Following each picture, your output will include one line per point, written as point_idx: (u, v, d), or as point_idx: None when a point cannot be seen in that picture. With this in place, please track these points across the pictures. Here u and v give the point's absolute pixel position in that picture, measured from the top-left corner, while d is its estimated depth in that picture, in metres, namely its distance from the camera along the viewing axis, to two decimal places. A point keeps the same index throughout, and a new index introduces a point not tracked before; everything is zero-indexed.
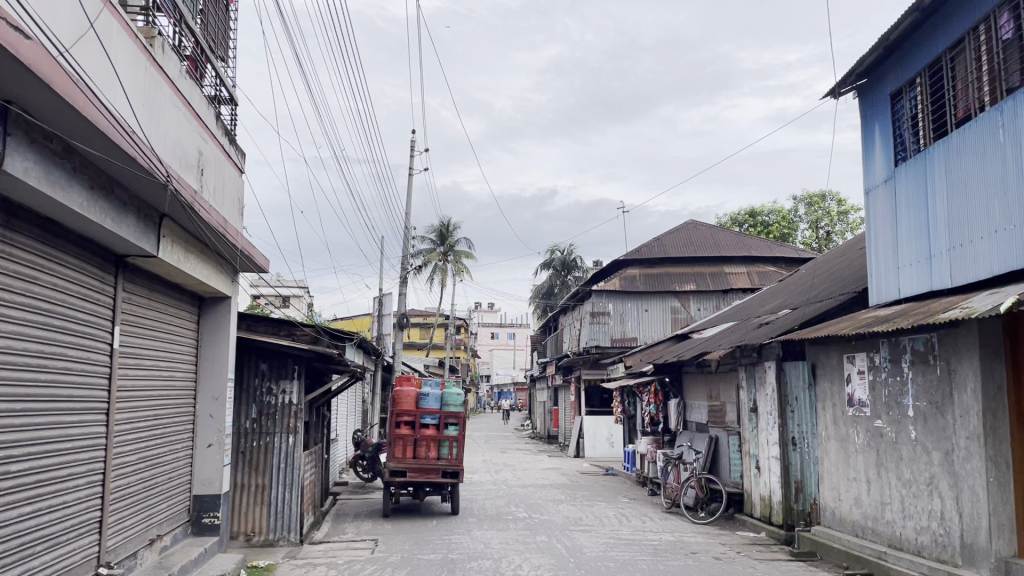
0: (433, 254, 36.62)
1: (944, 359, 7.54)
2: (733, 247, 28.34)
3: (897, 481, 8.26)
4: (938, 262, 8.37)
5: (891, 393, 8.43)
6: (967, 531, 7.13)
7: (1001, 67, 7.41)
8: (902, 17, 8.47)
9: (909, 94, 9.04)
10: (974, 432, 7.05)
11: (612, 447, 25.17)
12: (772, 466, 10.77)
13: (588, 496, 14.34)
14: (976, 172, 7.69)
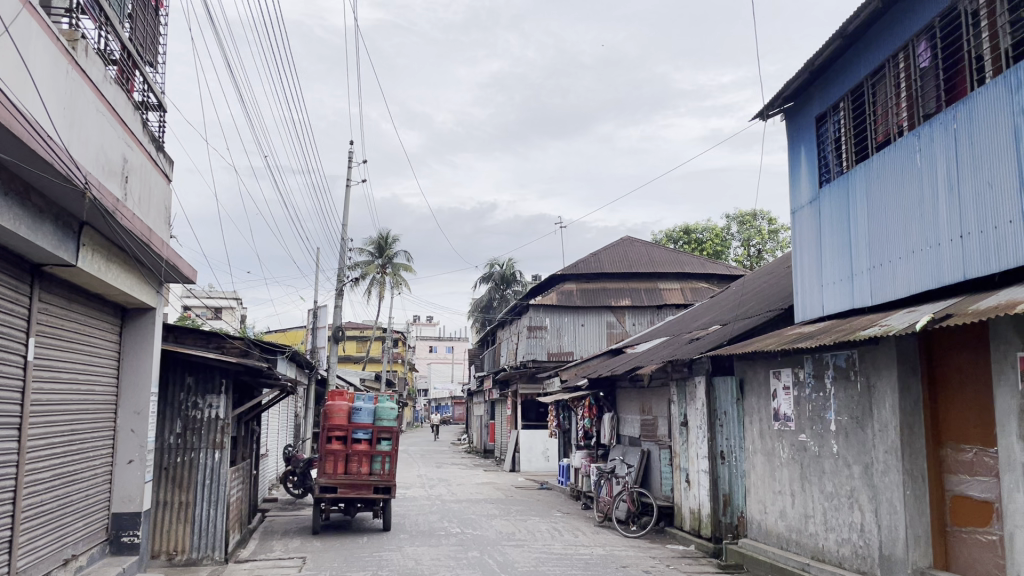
0: (370, 266, 36.24)
1: (864, 375, 7.80)
2: (668, 263, 28.81)
3: (820, 494, 8.46)
4: (858, 281, 8.66)
5: (814, 408, 8.65)
6: (885, 541, 7.35)
7: (919, 94, 7.71)
8: (828, 43, 8.75)
9: (834, 118, 9.34)
10: (892, 446, 7.28)
11: (547, 461, 25.22)
12: (701, 480, 10.94)
13: (521, 510, 14.34)
14: (894, 196, 8.00)
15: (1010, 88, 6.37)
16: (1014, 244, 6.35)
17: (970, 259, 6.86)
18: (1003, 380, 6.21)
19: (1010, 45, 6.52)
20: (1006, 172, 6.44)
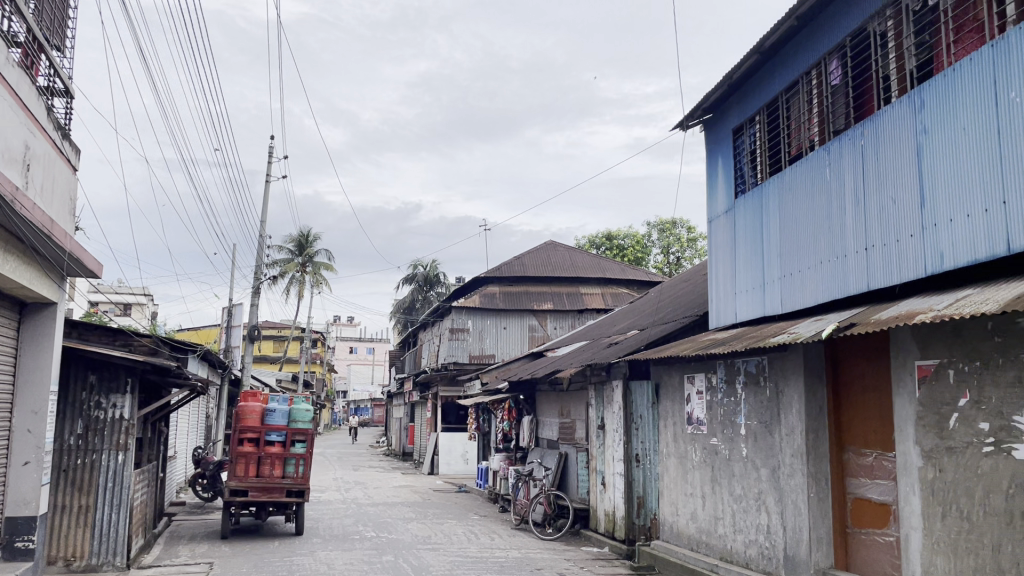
0: (290, 265, 35.55)
1: (772, 381, 8.04)
2: (590, 268, 29.13)
3: (730, 497, 8.68)
4: (769, 290, 8.93)
5: (726, 412, 8.87)
6: (790, 542, 7.58)
7: (830, 111, 8.00)
8: (745, 57, 9.00)
9: (750, 131, 9.61)
10: (798, 450, 7.52)
11: (466, 464, 25.18)
12: (616, 482, 11.08)
13: (438, 514, 14.27)
14: (805, 207, 8.28)
15: (914, 108, 6.67)
16: (914, 257, 6.65)
17: (874, 270, 7.15)
18: (902, 388, 6.51)
19: (915, 67, 6.83)
20: (909, 188, 6.74)
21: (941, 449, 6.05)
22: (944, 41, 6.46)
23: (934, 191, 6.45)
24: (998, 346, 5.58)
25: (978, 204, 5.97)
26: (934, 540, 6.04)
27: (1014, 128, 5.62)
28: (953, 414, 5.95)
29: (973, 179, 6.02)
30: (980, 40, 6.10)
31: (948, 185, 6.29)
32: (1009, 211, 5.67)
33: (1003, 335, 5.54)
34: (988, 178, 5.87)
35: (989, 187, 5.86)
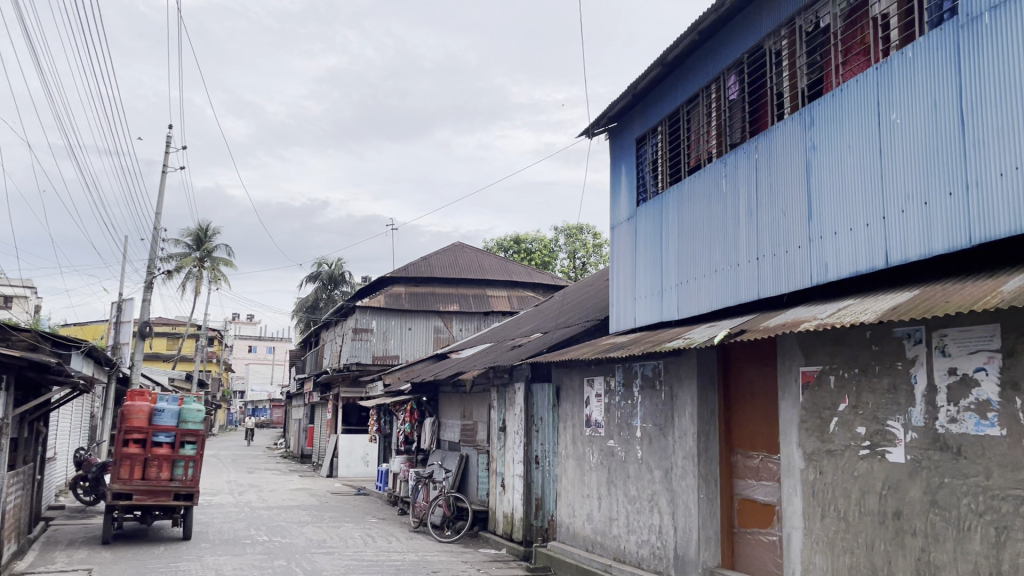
0: (187, 259, 34.29)
1: (667, 385, 8.25)
2: (496, 271, 29.21)
3: (624, 497, 8.85)
4: (666, 296, 9.15)
5: (623, 414, 9.04)
6: (680, 542, 7.79)
7: (727, 124, 8.28)
8: (649, 69, 9.22)
9: (652, 141, 9.84)
10: (690, 452, 7.74)
11: (366, 466, 24.86)
12: (515, 484, 11.14)
13: (335, 517, 14.02)
14: (702, 216, 8.54)
15: (804, 125, 6.97)
16: (801, 268, 6.94)
17: (764, 279, 7.43)
18: (787, 393, 6.80)
19: (806, 86, 7.14)
20: (798, 201, 7.04)
21: (821, 452, 6.33)
22: (834, 62, 6.78)
23: (820, 205, 6.75)
24: (875, 354, 5.88)
25: (860, 219, 6.28)
26: (814, 539, 6.31)
27: (893, 148, 5.95)
28: (833, 418, 6.24)
29: (856, 195, 6.33)
30: (866, 63, 6.43)
31: (834, 200, 6.59)
32: (887, 226, 5.99)
33: (879, 343, 5.86)
34: (870, 194, 6.19)
35: (870, 203, 6.18)
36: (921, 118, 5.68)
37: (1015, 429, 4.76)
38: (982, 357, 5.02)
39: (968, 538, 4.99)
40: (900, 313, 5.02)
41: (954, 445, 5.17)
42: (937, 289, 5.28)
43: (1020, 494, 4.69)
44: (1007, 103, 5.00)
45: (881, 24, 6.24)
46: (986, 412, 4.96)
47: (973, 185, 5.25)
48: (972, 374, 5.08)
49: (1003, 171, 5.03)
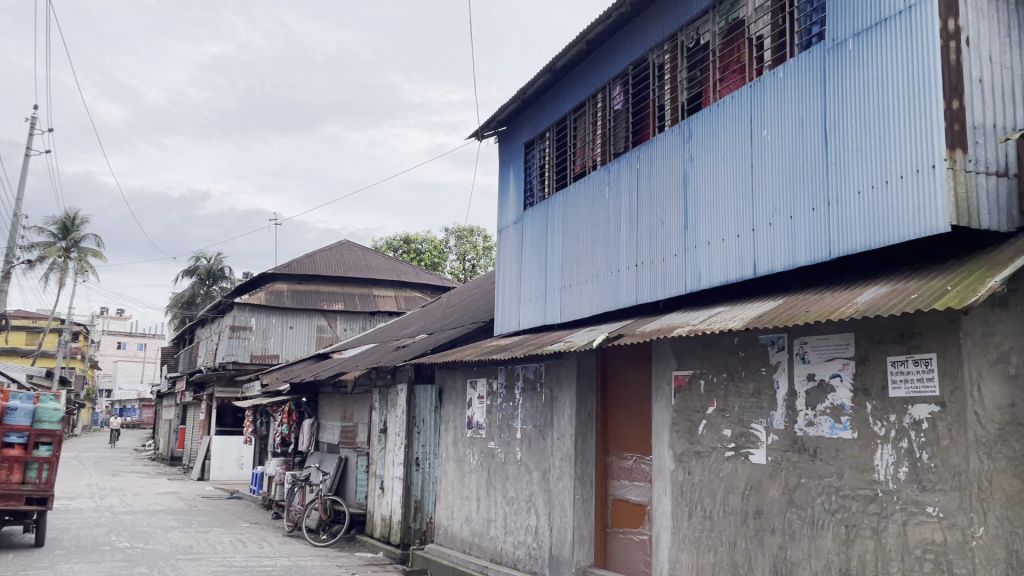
0: (51, 249, 32.25)
1: (548, 387, 8.36)
2: (383, 270, 28.84)
3: (502, 499, 8.90)
4: (549, 300, 9.28)
5: (504, 416, 9.10)
6: (555, 542, 7.89)
7: (612, 133, 8.47)
8: (538, 75, 9.32)
9: (540, 146, 9.97)
10: (567, 454, 7.86)
11: (240, 469, 24.04)
12: (394, 486, 11.02)
13: (204, 521, 13.47)
14: (585, 223, 8.70)
15: (683, 137, 7.20)
16: (676, 275, 7.17)
17: (642, 285, 7.64)
18: (661, 396, 7.02)
19: (686, 100, 7.39)
20: (675, 211, 7.27)
21: (691, 453, 6.56)
22: (712, 78, 7.04)
23: (696, 215, 7.00)
24: (742, 359, 6.15)
25: (732, 229, 6.55)
26: (681, 538, 6.53)
27: (764, 163, 6.23)
28: (702, 421, 6.48)
29: (729, 207, 6.60)
30: (741, 81, 6.71)
31: (708, 211, 6.85)
32: (756, 238, 6.26)
33: (746, 349, 6.12)
34: (741, 206, 6.46)
35: (742, 215, 6.45)
36: (790, 136, 5.97)
37: (865, 432, 5.07)
38: (838, 363, 5.33)
39: (821, 535, 5.27)
40: (765, 320, 5.26)
41: (810, 447, 5.45)
42: (799, 298, 5.56)
43: (868, 494, 4.99)
44: (867, 124, 5.31)
45: (755, 44, 6.52)
46: (839, 415, 5.26)
47: (835, 201, 5.55)
48: (828, 380, 5.38)
49: (861, 189, 5.34)
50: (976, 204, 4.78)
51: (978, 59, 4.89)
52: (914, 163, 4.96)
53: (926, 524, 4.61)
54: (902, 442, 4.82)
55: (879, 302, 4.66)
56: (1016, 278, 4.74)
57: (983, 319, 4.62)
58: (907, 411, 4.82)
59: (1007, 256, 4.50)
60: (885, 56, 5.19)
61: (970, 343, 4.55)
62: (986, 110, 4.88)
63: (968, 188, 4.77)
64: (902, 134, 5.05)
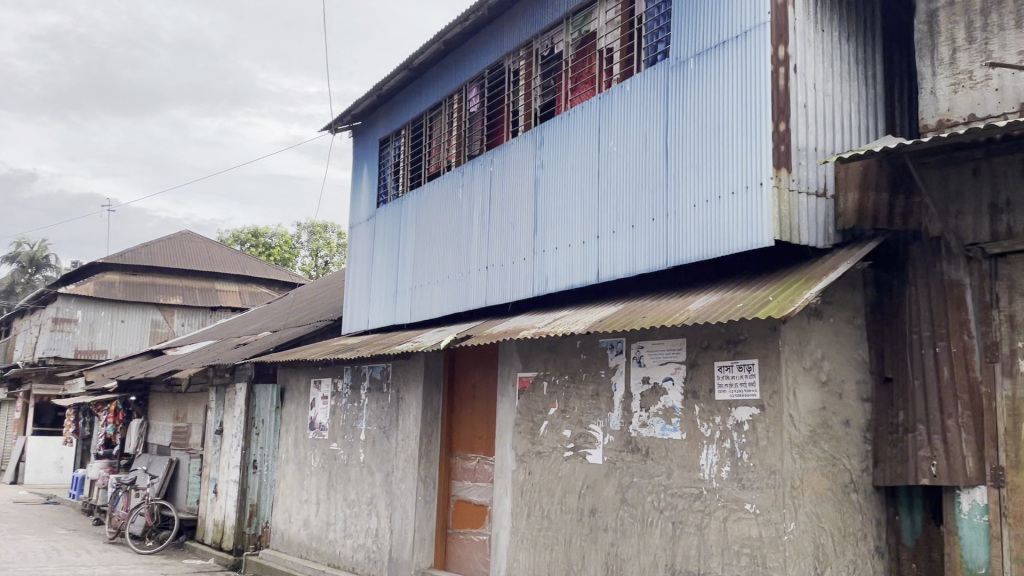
0: None
1: (394, 388, 8.27)
2: (229, 263, 27.62)
3: (343, 502, 8.71)
4: (399, 299, 9.19)
5: (348, 417, 8.92)
6: (395, 545, 7.81)
7: (467, 135, 8.50)
8: (395, 72, 9.22)
9: (395, 143, 9.85)
10: (411, 455, 7.80)
11: (60, 472, 22.34)
12: (229, 490, 10.56)
13: (12, 529, 12.40)
14: (437, 223, 8.68)
15: (535, 143, 7.32)
16: (524, 279, 7.28)
17: (491, 288, 7.70)
18: (505, 397, 7.11)
19: (539, 106, 7.51)
20: (526, 216, 7.38)
21: (532, 454, 6.68)
22: (564, 87, 7.19)
23: (545, 220, 7.13)
24: (583, 362, 6.31)
25: (578, 236, 6.71)
26: (519, 538, 6.63)
27: (610, 173, 6.42)
28: (544, 422, 6.61)
29: (576, 214, 6.76)
30: (591, 92, 6.89)
31: (556, 217, 6.99)
32: (601, 245, 6.45)
33: (587, 352, 6.29)
34: (588, 213, 6.63)
35: (588, 222, 6.62)
36: (634, 148, 6.19)
37: (692, 433, 5.32)
38: (670, 367, 5.57)
39: (650, 532, 5.49)
40: (605, 325, 5.41)
41: (643, 447, 5.67)
42: (638, 305, 5.77)
43: (694, 492, 5.24)
44: (704, 141, 5.58)
45: (605, 56, 6.71)
46: (670, 417, 5.50)
47: (673, 213, 5.79)
48: (661, 382, 5.62)
49: (697, 203, 5.60)
50: (796, 221, 5.13)
51: (804, 86, 5.25)
52: (745, 180, 5.25)
53: (744, 520, 4.89)
54: (726, 442, 5.09)
55: (708, 310, 4.90)
56: (829, 291, 5.11)
57: (800, 328, 4.95)
58: (731, 413, 5.10)
59: (822, 270, 4.85)
60: (723, 78, 5.48)
61: (787, 350, 4.86)
62: (809, 135, 5.24)
63: (790, 205, 5.11)
64: (735, 153, 5.34)
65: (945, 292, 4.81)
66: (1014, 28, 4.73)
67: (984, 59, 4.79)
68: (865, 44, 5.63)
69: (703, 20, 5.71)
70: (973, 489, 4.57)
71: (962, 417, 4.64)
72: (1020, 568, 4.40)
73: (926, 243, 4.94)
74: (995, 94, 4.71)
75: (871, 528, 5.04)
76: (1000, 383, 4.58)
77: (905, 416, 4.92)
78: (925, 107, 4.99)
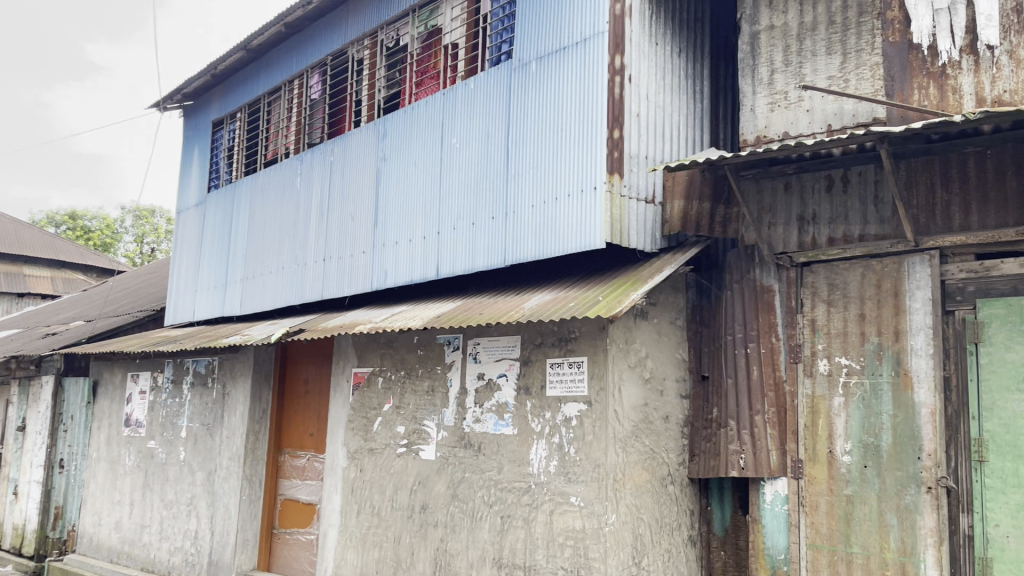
0: None
1: (220, 382, 7.90)
2: (40, 247, 25.32)
3: (159, 503, 8.22)
4: (229, 289, 8.79)
5: (168, 413, 8.43)
6: (216, 546, 7.46)
7: (307, 123, 8.24)
8: (231, 51, 8.80)
9: (230, 126, 9.41)
10: (236, 453, 7.48)
11: None
12: (31, 492, 9.71)
13: None
14: (273, 212, 8.37)
15: (377, 135, 7.19)
16: (362, 273, 7.14)
17: (327, 281, 7.50)
18: (339, 392, 6.96)
19: (383, 98, 7.39)
20: (366, 208, 7.24)
21: (363, 450, 6.58)
22: (408, 81, 7.11)
23: (385, 214, 7.03)
24: (419, 358, 6.28)
25: (418, 231, 6.66)
26: (347, 535, 6.52)
27: (452, 169, 6.41)
28: (377, 418, 6.52)
29: (417, 209, 6.71)
30: (435, 87, 6.85)
31: (397, 210, 6.90)
32: (441, 241, 6.43)
33: (424, 348, 6.26)
34: (429, 208, 6.59)
35: (428, 217, 6.59)
36: (476, 146, 6.21)
37: (523, 428, 5.41)
38: (504, 364, 5.63)
39: (478, 527, 5.54)
40: (441, 321, 5.40)
41: (475, 443, 5.70)
42: (475, 302, 5.80)
43: (522, 486, 5.33)
44: (543, 143, 5.68)
45: (450, 52, 6.69)
46: (502, 413, 5.57)
47: (512, 212, 5.86)
48: (495, 379, 5.68)
49: (535, 204, 5.69)
50: (626, 226, 5.33)
51: (637, 96, 5.45)
52: (580, 183, 5.38)
53: (569, 512, 5.02)
54: (554, 437, 5.21)
55: (542, 309, 4.99)
56: (655, 292, 5.35)
57: (627, 327, 5.14)
58: (560, 409, 5.23)
59: (649, 272, 5.08)
60: (563, 82, 5.60)
61: (614, 349, 5.04)
62: (641, 143, 5.45)
63: (621, 210, 5.31)
64: (572, 157, 5.46)
65: (757, 297, 5.14)
66: (824, 54, 5.04)
67: (797, 81, 5.12)
68: (693, 60, 5.92)
69: (545, 24, 5.81)
70: (775, 480, 4.90)
71: (768, 413, 4.97)
72: (814, 553, 4.71)
73: (741, 250, 5.26)
74: (806, 114, 5.05)
75: (685, 518, 5.34)
76: (802, 382, 4.89)
77: (719, 412, 5.24)
78: (745, 123, 5.33)
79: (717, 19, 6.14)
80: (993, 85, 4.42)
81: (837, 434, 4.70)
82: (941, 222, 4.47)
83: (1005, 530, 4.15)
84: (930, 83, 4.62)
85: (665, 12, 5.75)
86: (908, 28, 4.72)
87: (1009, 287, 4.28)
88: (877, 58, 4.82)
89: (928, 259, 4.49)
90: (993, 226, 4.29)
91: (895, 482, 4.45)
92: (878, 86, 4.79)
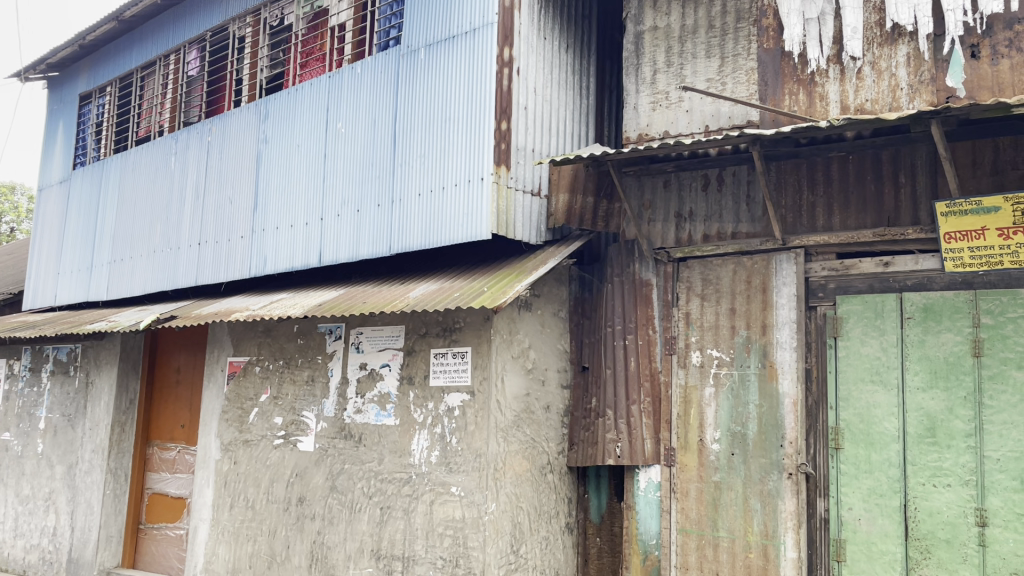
0: None
1: (83, 371, 7.48)
2: None
3: (14, 499, 7.72)
4: (95, 272, 8.32)
5: (24, 403, 7.93)
6: (76, 544, 7.07)
7: (183, 100, 7.87)
8: (101, 20, 8.30)
9: (98, 101, 8.89)
10: (100, 445, 7.09)
11: None
12: None
13: None
14: (144, 192, 7.97)
15: (258, 116, 6.96)
16: (241, 258, 6.89)
17: (203, 266, 7.21)
18: (213, 382, 6.72)
19: (265, 78, 7.15)
20: (244, 192, 7.00)
21: (238, 441, 6.38)
22: (293, 62, 6.90)
23: (265, 198, 6.81)
24: (299, 347, 6.13)
25: (301, 217, 6.49)
26: (219, 530, 6.32)
27: (336, 155, 6.28)
28: (254, 408, 6.33)
29: (298, 194, 6.54)
30: (321, 69, 6.66)
31: (278, 196, 6.70)
32: (324, 227, 6.28)
33: (305, 337, 6.11)
34: (312, 194, 6.43)
35: (311, 203, 6.43)
36: (362, 133, 6.10)
37: (405, 418, 5.38)
38: (387, 354, 5.57)
39: (357, 518, 5.47)
40: (323, 309, 5.27)
41: (355, 434, 5.62)
42: (358, 291, 5.70)
43: (403, 477, 5.29)
44: (431, 132, 5.62)
45: (337, 35, 6.53)
46: (384, 403, 5.51)
47: (398, 200, 5.79)
48: (377, 369, 5.61)
49: (422, 192, 5.64)
50: (512, 217, 5.36)
51: (524, 89, 5.48)
52: (467, 174, 5.36)
53: (449, 502, 5.02)
54: (437, 428, 5.20)
55: (427, 298, 4.95)
56: (538, 284, 5.41)
57: (510, 318, 5.17)
58: (443, 399, 5.21)
59: (533, 264, 5.13)
60: (451, 72, 5.56)
61: (498, 339, 5.06)
62: (527, 135, 5.50)
63: (507, 202, 5.33)
64: (459, 147, 5.44)
65: (636, 290, 5.28)
66: (703, 57, 5.22)
67: (678, 82, 5.29)
68: (581, 57, 6.00)
69: (435, 12, 5.76)
70: (649, 468, 5.06)
71: (643, 403, 5.12)
72: (684, 538, 4.89)
73: (622, 244, 5.39)
74: (685, 115, 5.21)
75: (563, 506, 5.43)
76: (676, 372, 5.06)
77: (597, 402, 5.36)
78: (629, 121, 5.46)
79: (603, 17, 6.25)
80: (856, 94, 4.66)
81: (707, 423, 4.90)
82: (807, 222, 4.72)
83: (857, 513, 4.41)
84: (800, 89, 4.85)
85: (553, 8, 5.80)
86: (780, 36, 4.95)
87: (865, 285, 4.54)
88: (752, 63, 5.03)
89: (793, 257, 4.72)
90: (854, 227, 4.56)
91: (760, 469, 4.67)
92: (752, 91, 5.01)
